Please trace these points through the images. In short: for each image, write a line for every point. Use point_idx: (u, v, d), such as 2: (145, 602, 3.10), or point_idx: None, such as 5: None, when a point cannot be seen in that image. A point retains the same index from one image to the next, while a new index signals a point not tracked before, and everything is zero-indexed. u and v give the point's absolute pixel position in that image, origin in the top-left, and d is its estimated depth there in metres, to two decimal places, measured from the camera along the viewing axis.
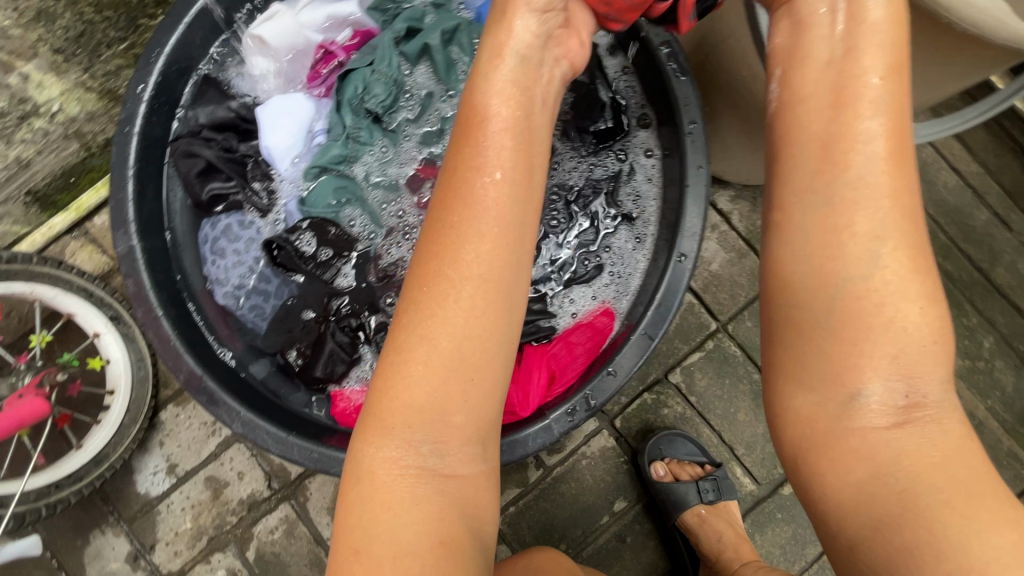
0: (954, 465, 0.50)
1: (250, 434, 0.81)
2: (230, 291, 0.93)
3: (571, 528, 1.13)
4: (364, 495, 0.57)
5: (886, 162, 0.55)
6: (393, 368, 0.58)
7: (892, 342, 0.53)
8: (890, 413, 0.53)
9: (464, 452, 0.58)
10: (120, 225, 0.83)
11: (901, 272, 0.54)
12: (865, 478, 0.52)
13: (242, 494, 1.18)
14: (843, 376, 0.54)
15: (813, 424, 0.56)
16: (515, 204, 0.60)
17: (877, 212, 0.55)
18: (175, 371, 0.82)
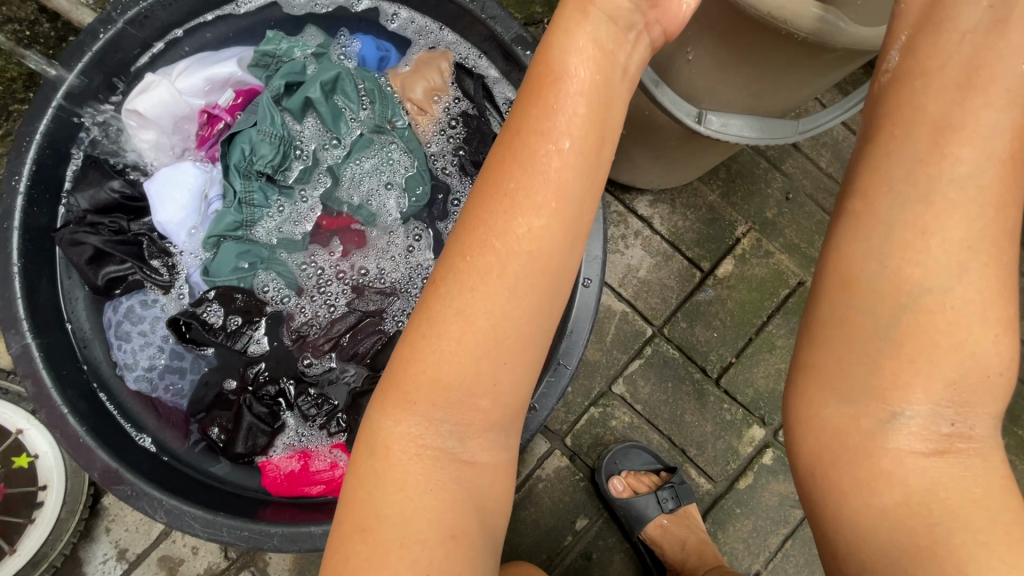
0: (998, 499, 0.51)
1: (175, 521, 0.78)
2: (141, 375, 0.90)
3: (536, 553, 1.12)
4: (377, 467, 0.59)
5: (993, 167, 0.52)
6: (423, 339, 0.58)
7: (956, 362, 0.52)
8: (928, 437, 0.52)
9: (489, 442, 0.60)
10: (10, 325, 0.79)
11: (972, 293, 0.52)
12: (910, 497, 0.51)
13: (198, 569, 1.14)
14: (894, 384, 0.52)
15: (835, 407, 0.55)
16: (581, 178, 0.57)
17: (952, 229, 0.52)
18: (89, 468, 0.78)
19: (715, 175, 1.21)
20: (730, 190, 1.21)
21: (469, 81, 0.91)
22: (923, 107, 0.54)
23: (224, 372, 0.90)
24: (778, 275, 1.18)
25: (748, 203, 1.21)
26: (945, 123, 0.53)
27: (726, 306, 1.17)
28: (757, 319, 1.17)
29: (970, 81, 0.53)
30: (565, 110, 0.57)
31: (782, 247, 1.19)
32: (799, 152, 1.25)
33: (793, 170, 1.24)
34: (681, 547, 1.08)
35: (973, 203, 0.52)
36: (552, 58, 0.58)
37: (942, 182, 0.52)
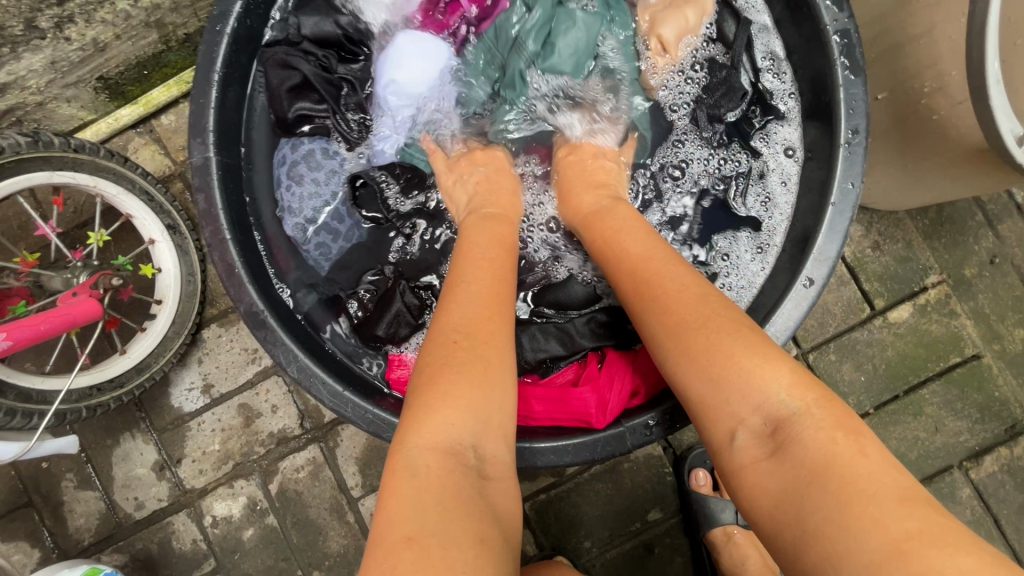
0: (835, 462, 0.47)
1: (304, 381, 0.75)
2: (300, 223, 0.86)
3: (600, 527, 1.09)
4: (413, 484, 0.51)
5: (677, 263, 0.63)
6: (424, 391, 0.56)
7: (737, 380, 0.53)
8: (761, 444, 0.52)
9: (498, 453, 0.56)
10: (198, 133, 0.76)
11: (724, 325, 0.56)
12: (771, 501, 0.50)
13: (273, 427, 1.14)
14: (715, 420, 0.55)
15: (712, 448, 0.56)
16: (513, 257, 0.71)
17: (693, 297, 0.59)
18: (235, 301, 0.76)
19: (924, 212, 1.06)
20: (934, 233, 1.06)
21: (730, 29, 0.84)
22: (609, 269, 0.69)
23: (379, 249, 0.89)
24: (954, 339, 1.05)
25: (950, 253, 1.06)
26: (615, 266, 0.67)
27: (885, 353, 1.05)
28: (913, 378, 1.05)
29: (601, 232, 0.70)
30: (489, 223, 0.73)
31: (968, 311, 1.06)
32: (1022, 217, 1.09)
33: (1008, 234, 1.08)
34: (742, 561, 1.04)
35: (689, 271, 0.62)
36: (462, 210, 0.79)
37: (654, 284, 0.62)
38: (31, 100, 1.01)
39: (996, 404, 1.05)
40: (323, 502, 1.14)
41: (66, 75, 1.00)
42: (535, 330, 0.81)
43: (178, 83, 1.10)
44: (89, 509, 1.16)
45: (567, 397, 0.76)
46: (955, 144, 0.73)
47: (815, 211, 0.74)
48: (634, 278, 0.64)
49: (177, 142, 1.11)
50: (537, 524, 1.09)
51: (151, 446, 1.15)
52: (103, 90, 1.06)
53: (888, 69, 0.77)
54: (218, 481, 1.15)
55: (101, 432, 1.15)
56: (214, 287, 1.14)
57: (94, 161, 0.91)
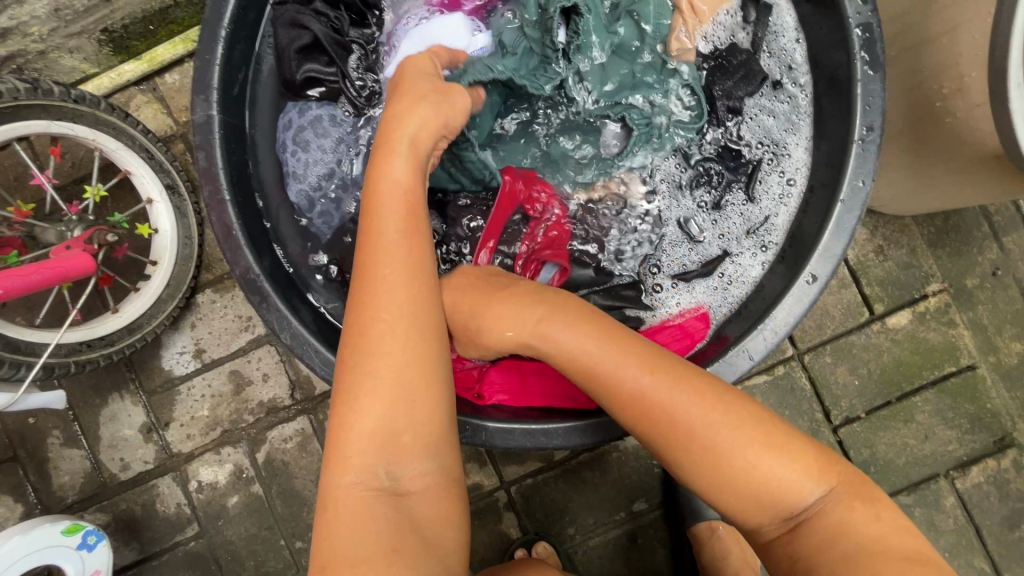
0: (858, 536, 0.53)
1: (298, 348, 0.75)
2: (304, 190, 0.84)
3: (584, 514, 1.09)
4: (328, 522, 0.55)
5: (655, 373, 0.60)
6: (341, 404, 0.58)
7: (765, 486, 0.56)
8: (782, 524, 0.56)
9: (418, 467, 0.58)
10: (202, 90, 0.75)
11: (727, 423, 0.58)
12: (795, 572, 0.55)
13: (263, 396, 1.14)
14: (736, 514, 0.58)
15: (731, 521, 0.60)
16: (405, 261, 0.61)
17: (697, 412, 0.58)
18: (231, 263, 0.75)
19: (930, 219, 1.06)
20: (939, 241, 1.06)
21: (756, 13, 0.83)
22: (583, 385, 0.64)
23: None
24: (951, 348, 1.05)
25: (953, 262, 1.06)
26: (596, 394, 0.62)
27: (881, 358, 1.05)
28: (907, 385, 1.05)
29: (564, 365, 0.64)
30: (391, 214, 0.62)
31: (967, 321, 1.05)
32: None
33: (1013, 246, 1.07)
34: (722, 558, 1.03)
35: (678, 375, 0.60)
36: (371, 182, 0.64)
37: (663, 413, 0.59)
38: (32, 47, 0.99)
39: (987, 415, 1.05)
40: (310, 473, 1.13)
41: (70, 25, 0.98)
42: None
43: (185, 41, 1.08)
44: (74, 467, 1.15)
45: (561, 374, 0.76)
46: (967, 149, 0.73)
47: (822, 214, 0.72)
48: (624, 400, 0.60)
49: (180, 102, 1.09)
50: (523, 506, 1.10)
51: (139, 407, 1.15)
52: (106, 42, 1.04)
53: (908, 68, 0.76)
54: (205, 446, 1.14)
55: (90, 391, 1.14)
56: (211, 251, 1.13)
57: (95, 114, 0.89)
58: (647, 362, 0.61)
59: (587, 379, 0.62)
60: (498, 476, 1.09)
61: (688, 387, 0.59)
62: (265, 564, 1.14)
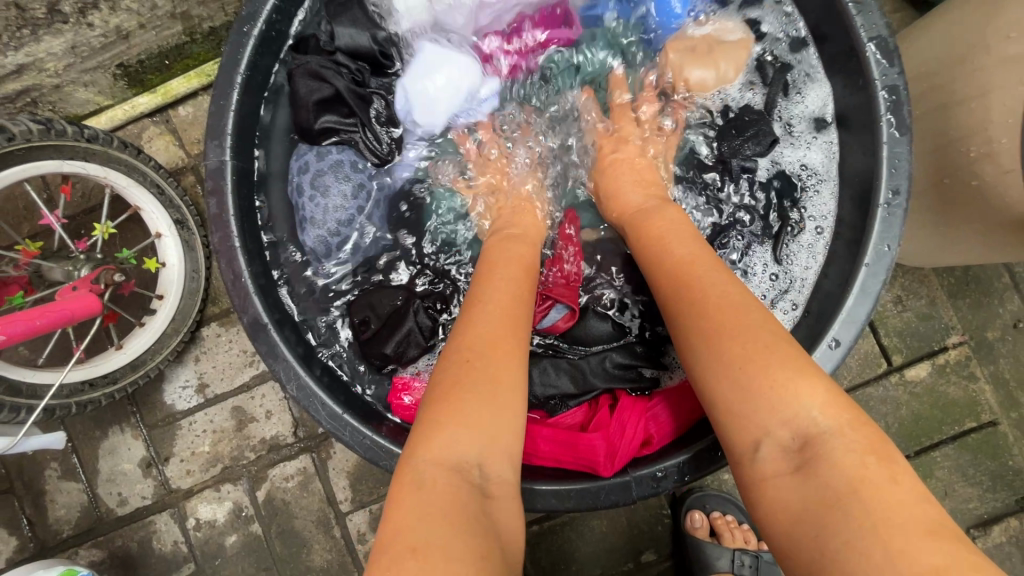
0: (871, 484, 0.46)
1: (304, 400, 0.73)
2: (322, 235, 0.83)
3: (591, 564, 1.06)
4: (412, 506, 0.50)
5: (722, 269, 0.62)
6: (433, 404, 0.56)
7: (768, 396, 0.52)
8: (789, 458, 0.51)
9: (503, 473, 0.55)
10: (216, 135, 0.74)
11: (766, 337, 0.54)
12: (790, 521, 0.49)
13: (265, 433, 1.12)
14: (743, 428, 0.53)
15: (731, 449, 0.55)
16: (518, 291, 0.67)
17: (751, 317, 0.56)
18: (240, 311, 0.74)
19: (950, 269, 1.03)
20: (959, 292, 1.03)
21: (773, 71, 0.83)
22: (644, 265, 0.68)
23: (392, 260, 0.87)
24: (971, 403, 1.02)
25: (973, 313, 1.03)
26: (649, 271, 0.66)
27: (899, 412, 1.02)
28: (927, 440, 1.02)
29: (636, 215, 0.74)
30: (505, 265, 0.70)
31: (988, 376, 1.03)
32: None
33: None
34: None
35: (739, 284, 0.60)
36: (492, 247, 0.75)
37: (695, 291, 0.59)
38: (48, 82, 0.98)
39: (1010, 473, 1.02)
40: (311, 514, 1.11)
41: (86, 61, 0.97)
42: (546, 364, 0.78)
43: (199, 75, 1.07)
44: (71, 501, 1.13)
45: (576, 441, 0.71)
46: (993, 212, 0.71)
47: (846, 275, 0.71)
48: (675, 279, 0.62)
49: (192, 135, 1.09)
50: (528, 555, 1.06)
51: (139, 442, 1.13)
52: (121, 77, 1.04)
53: (935, 126, 0.74)
54: (205, 482, 1.12)
55: (90, 423, 1.13)
56: (217, 285, 1.12)
57: (107, 152, 0.88)
58: (703, 247, 0.65)
59: (651, 249, 0.68)
60: None
61: (746, 298, 0.58)
62: None
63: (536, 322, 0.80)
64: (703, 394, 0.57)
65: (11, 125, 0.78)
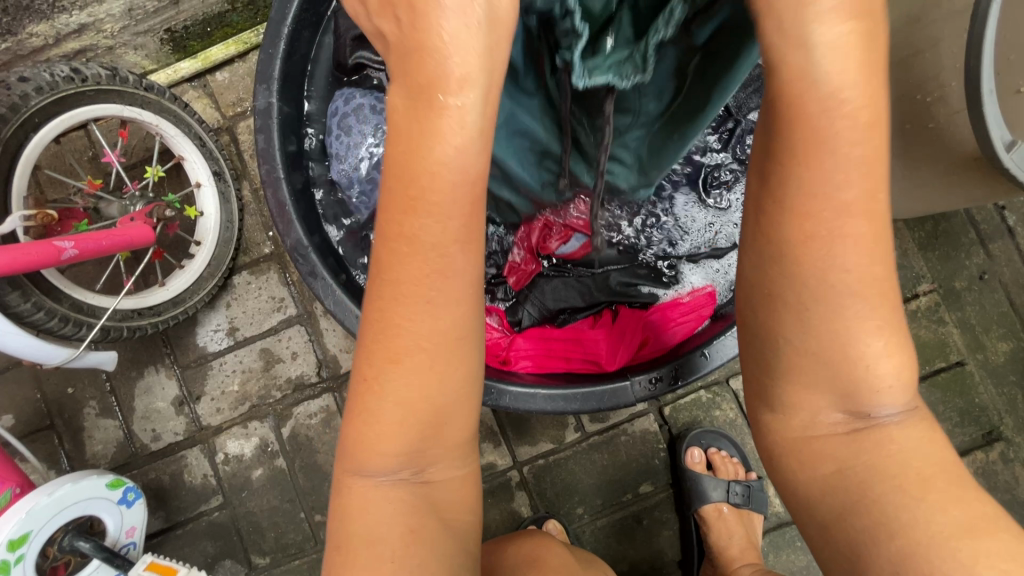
0: (928, 461, 0.42)
1: (340, 314, 0.82)
2: (345, 170, 0.91)
3: (593, 495, 1.14)
4: (346, 520, 0.51)
5: (868, 150, 0.38)
6: (359, 414, 0.48)
7: (850, 363, 0.42)
8: (845, 421, 0.44)
9: (448, 471, 0.52)
10: (264, 80, 0.84)
11: (862, 268, 0.40)
12: (829, 484, 0.45)
13: (291, 374, 1.20)
14: (801, 392, 0.44)
15: (774, 406, 0.47)
16: (434, 241, 0.41)
17: (851, 218, 0.39)
18: (283, 235, 0.83)
19: (921, 224, 1.14)
20: (930, 244, 1.14)
21: None
22: (759, 142, 0.42)
23: None
24: (941, 345, 1.12)
25: (942, 265, 1.14)
26: (788, 142, 0.38)
27: None
28: None
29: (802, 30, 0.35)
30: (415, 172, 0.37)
31: (956, 321, 1.13)
32: (1011, 239, 1.15)
33: (999, 252, 1.15)
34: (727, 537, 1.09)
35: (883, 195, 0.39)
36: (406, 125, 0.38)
37: (814, 199, 0.39)
38: (103, 42, 1.10)
39: (976, 410, 1.11)
40: (333, 449, 1.19)
41: (139, 23, 1.11)
42: (557, 283, 0.89)
43: (237, 43, 1.16)
44: (107, 437, 1.21)
45: (581, 338, 0.84)
46: (951, 151, 0.81)
47: None
48: (810, 165, 0.38)
49: (228, 99, 1.17)
50: (534, 486, 1.15)
51: (173, 381, 1.21)
52: (167, 42, 1.14)
53: (899, 77, 0.84)
54: (233, 420, 1.20)
55: (127, 364, 1.21)
56: (248, 236, 1.21)
57: (161, 102, 0.98)
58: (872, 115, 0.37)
59: (787, 123, 0.38)
60: (512, 456, 1.15)
61: (868, 207, 0.39)
62: (285, 536, 1.19)
63: (554, 249, 0.89)
64: (777, 349, 0.44)
65: (84, 68, 0.88)
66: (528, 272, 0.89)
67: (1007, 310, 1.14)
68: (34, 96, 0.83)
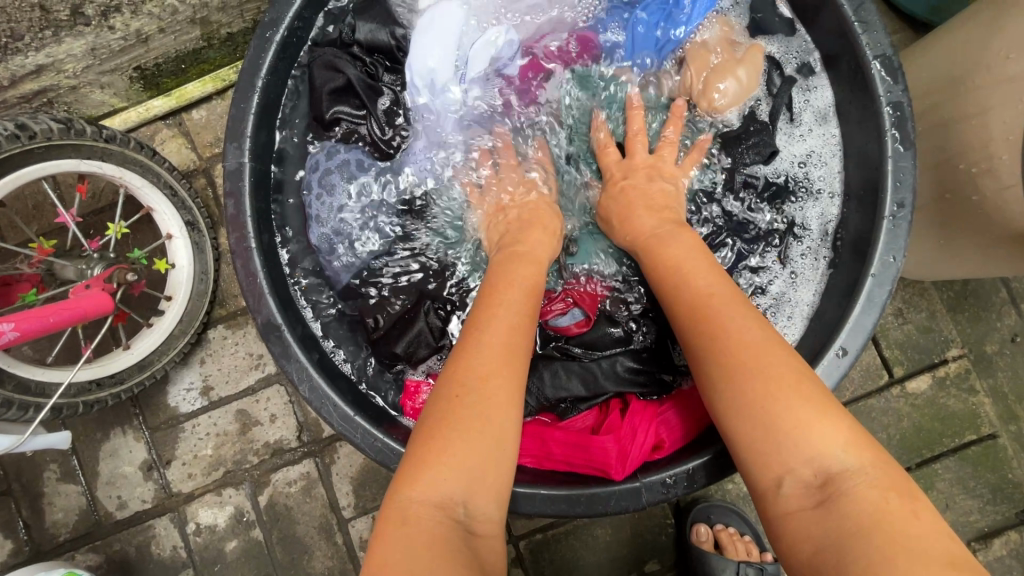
0: (891, 523, 0.47)
1: (316, 401, 0.73)
2: (327, 233, 0.83)
3: (594, 574, 1.06)
4: (395, 545, 0.50)
5: (733, 295, 0.62)
6: (428, 434, 0.56)
7: (787, 430, 0.53)
8: (810, 492, 0.52)
9: (490, 512, 0.55)
10: (235, 138, 0.75)
11: (780, 372, 0.55)
12: (812, 558, 0.50)
13: (269, 437, 1.11)
14: (764, 465, 0.54)
15: (752, 483, 0.56)
16: (509, 325, 0.63)
17: (753, 340, 0.57)
18: (253, 311, 0.75)
19: (949, 284, 1.06)
20: (959, 306, 1.05)
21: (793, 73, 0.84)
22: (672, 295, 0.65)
23: (392, 259, 0.86)
24: (971, 416, 1.03)
25: (972, 328, 1.05)
26: (670, 302, 0.65)
27: (900, 424, 1.04)
28: (928, 452, 1.03)
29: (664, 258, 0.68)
30: (515, 290, 0.67)
31: (988, 389, 1.04)
32: None
33: None
34: None
35: (766, 327, 0.59)
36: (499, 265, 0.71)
37: (720, 325, 0.59)
38: (65, 83, 0.99)
39: (1010, 486, 1.03)
40: (313, 520, 1.10)
41: (104, 62, 0.98)
42: (557, 367, 0.79)
43: (214, 80, 1.09)
44: (69, 503, 1.12)
45: (588, 443, 0.73)
46: (997, 227, 0.73)
47: (851, 288, 0.73)
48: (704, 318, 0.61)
49: (205, 138, 1.10)
50: (531, 563, 1.06)
51: (141, 444, 1.12)
52: (138, 79, 1.05)
53: (937, 142, 0.77)
54: (206, 487, 1.11)
55: (92, 424, 1.12)
56: (225, 287, 1.12)
57: (123, 154, 0.89)
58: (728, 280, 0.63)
59: (677, 295, 0.64)
60: (507, 530, 1.06)
61: (761, 326, 0.58)
62: None
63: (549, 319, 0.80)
64: (723, 435, 0.59)
65: (33, 123, 0.79)
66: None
67: None
68: None
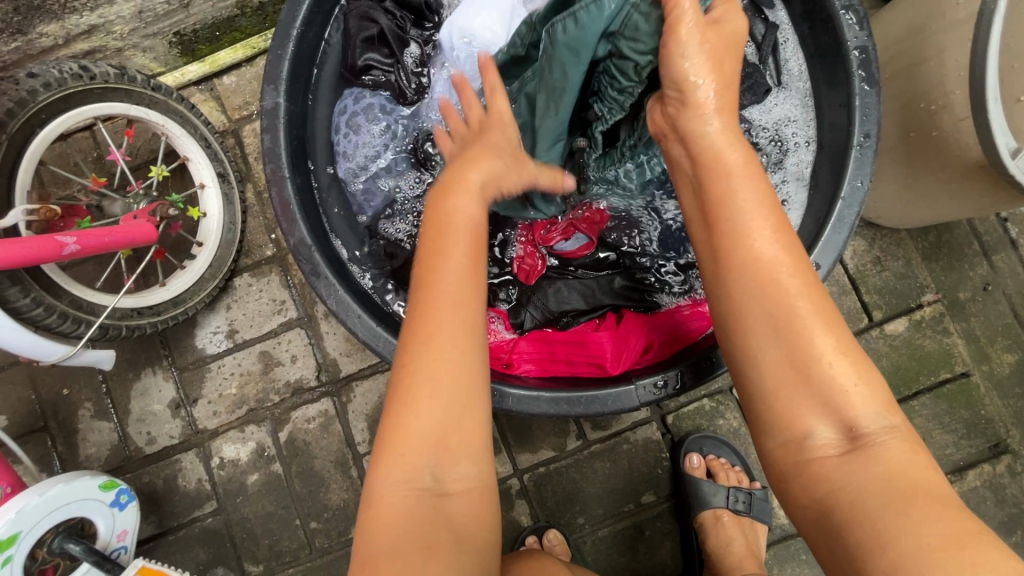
0: (908, 476, 0.51)
1: (342, 313, 0.81)
2: (352, 168, 0.93)
3: (594, 505, 1.12)
4: (371, 520, 0.57)
5: (780, 228, 0.60)
6: (396, 405, 0.59)
7: (822, 386, 0.55)
8: (839, 445, 0.55)
9: (462, 476, 0.59)
10: (272, 80, 0.84)
11: (812, 311, 0.57)
12: (821, 495, 0.55)
13: (290, 377, 1.19)
14: (794, 416, 0.56)
15: (774, 431, 0.59)
16: (459, 285, 0.61)
17: (792, 280, 0.58)
18: (286, 234, 0.83)
19: (924, 235, 1.14)
20: (933, 255, 1.13)
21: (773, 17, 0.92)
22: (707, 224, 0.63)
23: (410, 196, 0.94)
24: (946, 356, 1.11)
25: (946, 274, 1.13)
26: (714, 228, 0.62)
27: (880, 363, 1.11)
28: (906, 389, 1.10)
29: (708, 163, 0.64)
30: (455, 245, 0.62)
31: (960, 331, 1.12)
32: (1014, 251, 1.15)
33: (1002, 264, 1.14)
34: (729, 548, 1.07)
35: (806, 268, 0.59)
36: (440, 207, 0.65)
37: (764, 261, 0.59)
38: (112, 45, 1.10)
39: (983, 422, 1.10)
40: (330, 454, 1.17)
41: (149, 26, 1.09)
42: (560, 287, 0.89)
43: (245, 47, 1.17)
44: (101, 439, 1.19)
45: (585, 341, 0.85)
46: (955, 160, 0.81)
47: (825, 213, 0.81)
48: (750, 261, 0.59)
49: (235, 101, 1.18)
50: (534, 494, 1.13)
51: (170, 384, 1.20)
52: (176, 45, 1.15)
53: (903, 86, 0.85)
54: (230, 424, 1.19)
55: (124, 365, 1.20)
56: (251, 238, 1.20)
57: (167, 102, 0.98)
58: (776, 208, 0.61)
59: (727, 228, 0.61)
60: (512, 463, 1.13)
61: (803, 270, 0.59)
62: (280, 543, 1.17)
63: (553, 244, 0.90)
64: (750, 381, 0.60)
65: (92, 66, 0.88)
66: (535, 269, 0.89)
67: (1012, 322, 1.13)
68: (42, 92, 0.83)
